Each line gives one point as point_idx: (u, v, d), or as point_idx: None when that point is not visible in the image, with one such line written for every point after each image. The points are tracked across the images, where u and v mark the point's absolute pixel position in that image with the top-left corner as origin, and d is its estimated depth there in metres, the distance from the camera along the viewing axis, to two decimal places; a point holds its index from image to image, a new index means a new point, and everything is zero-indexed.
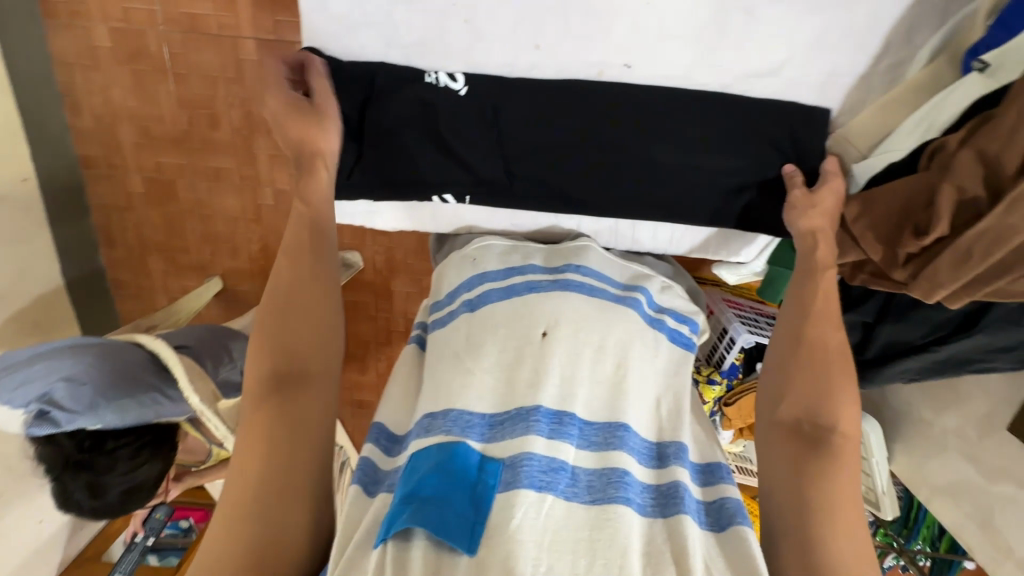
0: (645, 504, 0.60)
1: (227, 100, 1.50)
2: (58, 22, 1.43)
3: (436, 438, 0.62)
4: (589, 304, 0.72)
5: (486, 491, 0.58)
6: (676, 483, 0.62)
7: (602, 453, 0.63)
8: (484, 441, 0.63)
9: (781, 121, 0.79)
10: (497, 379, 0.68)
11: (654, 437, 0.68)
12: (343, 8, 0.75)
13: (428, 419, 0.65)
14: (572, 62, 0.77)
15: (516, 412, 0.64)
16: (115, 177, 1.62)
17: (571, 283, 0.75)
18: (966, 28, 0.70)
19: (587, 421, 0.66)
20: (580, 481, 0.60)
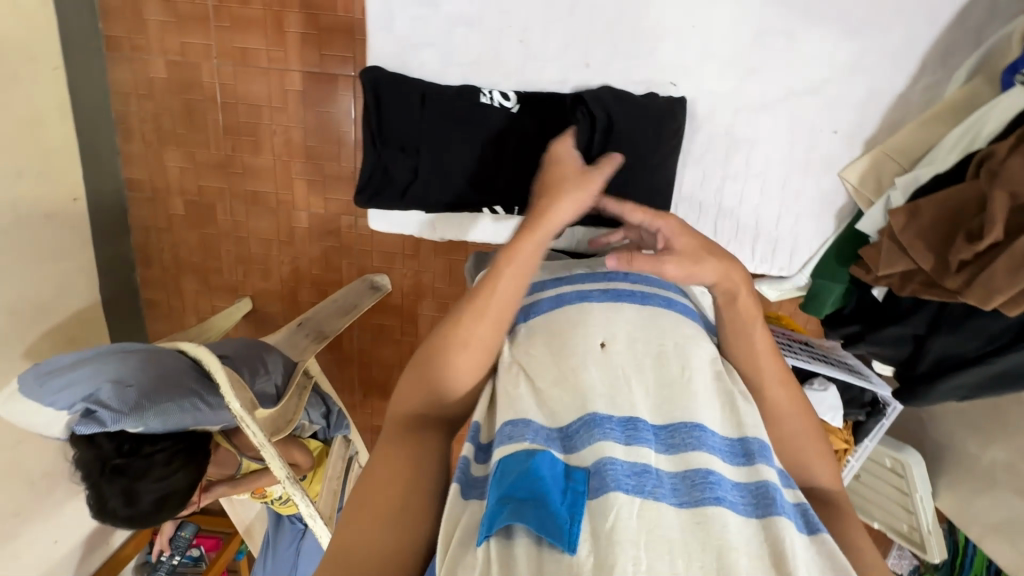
0: (737, 504, 0.49)
1: (271, 128, 1.59)
2: (120, 55, 1.55)
3: (520, 446, 0.52)
4: (639, 308, 0.62)
5: (576, 501, 0.48)
6: (768, 485, 0.50)
7: (681, 455, 0.52)
8: (565, 449, 0.52)
9: (820, 138, 0.82)
10: (564, 388, 0.57)
11: (734, 432, 0.55)
12: (406, 30, 0.79)
13: (507, 429, 0.53)
14: (620, 79, 0.80)
15: (589, 417, 0.53)
16: (158, 200, 1.70)
17: (622, 291, 0.64)
18: (1000, 50, 0.73)
19: (659, 423, 0.55)
20: (669, 482, 0.50)
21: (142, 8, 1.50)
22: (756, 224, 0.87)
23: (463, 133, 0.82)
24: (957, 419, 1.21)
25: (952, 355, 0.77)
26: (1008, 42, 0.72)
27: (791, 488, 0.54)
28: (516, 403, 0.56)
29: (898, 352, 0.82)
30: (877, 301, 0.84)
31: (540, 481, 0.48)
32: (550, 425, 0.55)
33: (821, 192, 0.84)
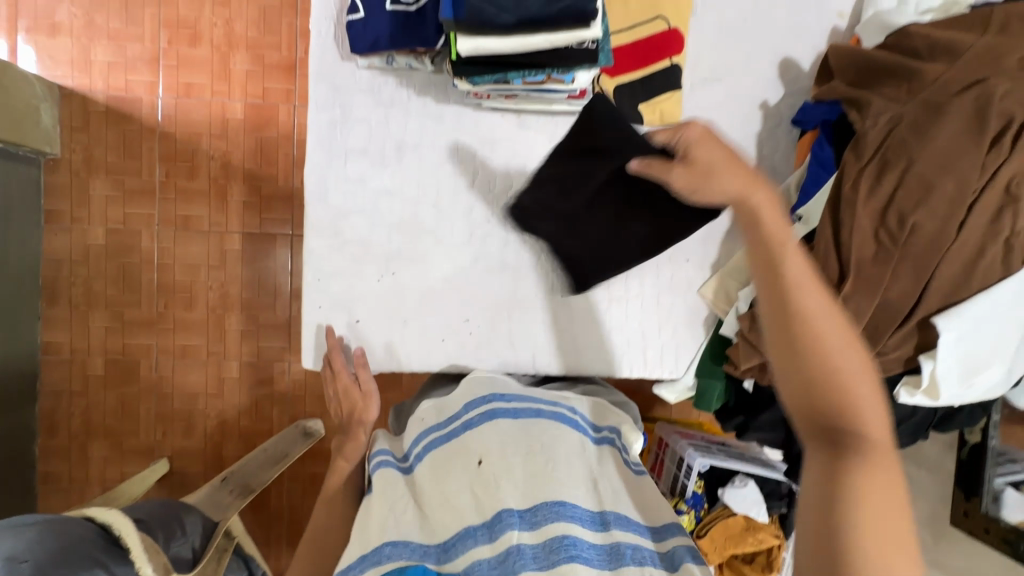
0: (593, 560, 0.66)
1: (206, 284, 1.69)
2: (59, 227, 1.65)
3: (398, 564, 0.68)
4: (513, 424, 0.79)
5: None
6: (619, 543, 0.68)
7: (541, 529, 0.68)
8: (438, 560, 0.69)
9: (679, 265, 1.03)
10: (445, 503, 0.73)
11: (595, 506, 0.72)
12: (336, 200, 0.96)
13: (387, 548, 0.70)
14: (515, 231, 1.00)
15: (464, 529, 0.70)
16: (76, 362, 1.67)
17: (498, 411, 0.81)
18: (785, 197, 1.01)
19: (526, 506, 0.70)
20: (529, 554, 0.66)
21: (89, 185, 1.66)
22: (644, 334, 1.03)
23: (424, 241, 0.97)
24: None
25: None
26: (788, 193, 1.01)
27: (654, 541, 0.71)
28: (404, 525, 0.73)
29: (778, 435, 0.96)
30: (750, 392, 0.99)
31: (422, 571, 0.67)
32: (429, 540, 0.71)
33: (689, 307, 1.04)
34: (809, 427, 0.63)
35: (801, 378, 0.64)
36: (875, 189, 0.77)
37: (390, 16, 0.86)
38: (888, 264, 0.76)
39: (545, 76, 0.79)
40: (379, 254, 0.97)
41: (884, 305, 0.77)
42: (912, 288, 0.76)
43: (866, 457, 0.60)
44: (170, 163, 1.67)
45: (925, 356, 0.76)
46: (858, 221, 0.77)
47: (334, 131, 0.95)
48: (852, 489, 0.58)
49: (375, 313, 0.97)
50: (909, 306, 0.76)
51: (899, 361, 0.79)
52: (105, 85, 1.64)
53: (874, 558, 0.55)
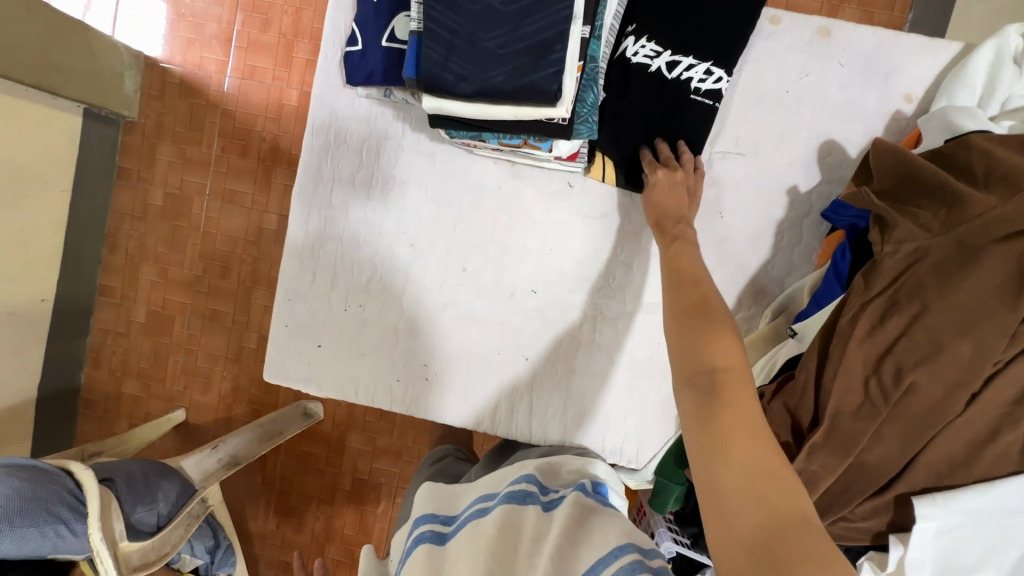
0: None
1: (241, 257, 1.78)
2: (127, 184, 1.80)
3: None
4: (432, 541, 0.63)
5: None
6: None
7: None
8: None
9: (661, 350, 0.95)
10: None
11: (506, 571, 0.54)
12: (317, 225, 0.96)
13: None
14: (488, 282, 0.95)
15: None
16: (124, 307, 1.83)
17: (426, 532, 0.65)
18: (796, 299, 0.89)
19: None
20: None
21: (156, 150, 1.78)
22: (608, 416, 0.96)
23: (409, 274, 0.96)
24: None
25: None
26: (800, 295, 0.88)
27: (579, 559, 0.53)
28: None
29: None
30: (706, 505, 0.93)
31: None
32: None
33: (664, 396, 0.95)
34: (687, 375, 0.60)
35: (680, 354, 0.62)
36: (880, 331, 0.65)
37: (384, 53, 0.83)
38: (871, 423, 0.64)
39: (520, 140, 0.74)
40: (349, 284, 0.96)
41: (858, 467, 0.66)
42: (895, 456, 0.64)
43: (730, 389, 0.56)
44: (227, 139, 1.76)
45: (894, 539, 0.64)
46: (849, 363, 0.66)
47: (325, 155, 0.95)
48: (715, 413, 0.55)
49: (342, 339, 0.97)
50: (887, 476, 0.65)
51: (867, 533, 0.67)
52: (183, 59, 1.74)
53: (739, 487, 0.50)
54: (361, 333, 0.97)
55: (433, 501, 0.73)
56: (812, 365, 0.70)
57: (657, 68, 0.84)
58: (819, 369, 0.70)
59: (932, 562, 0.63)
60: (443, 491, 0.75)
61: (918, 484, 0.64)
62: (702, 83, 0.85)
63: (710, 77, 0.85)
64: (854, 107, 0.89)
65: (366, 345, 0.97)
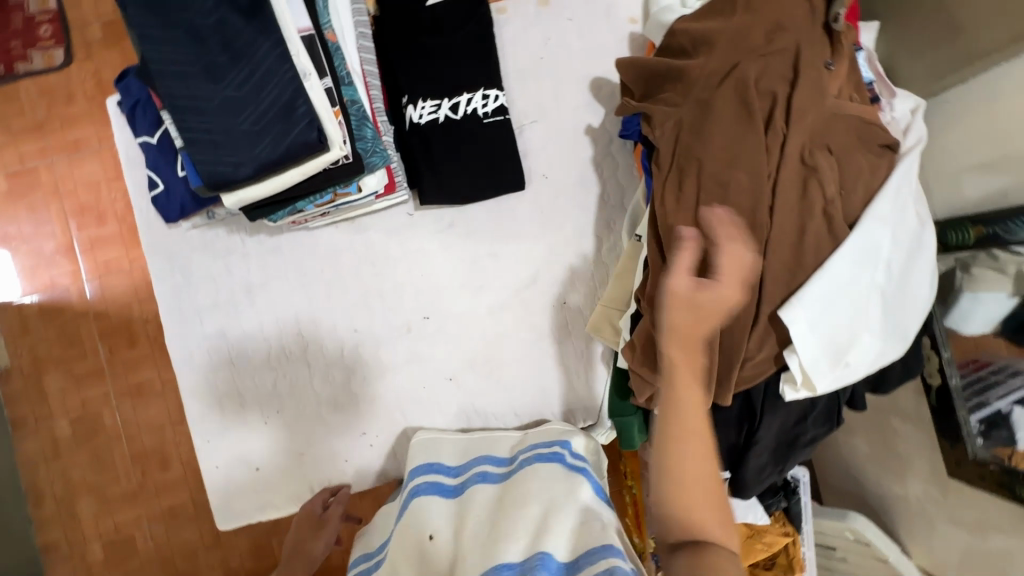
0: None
1: (174, 441, 1.71)
2: (26, 430, 1.69)
3: None
4: (444, 504, 0.87)
5: None
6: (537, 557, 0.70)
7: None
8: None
9: (558, 308, 1.00)
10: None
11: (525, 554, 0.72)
12: (202, 359, 0.96)
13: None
14: (384, 328, 0.99)
15: None
16: (76, 552, 1.69)
17: (439, 485, 0.89)
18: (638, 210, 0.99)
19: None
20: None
21: (43, 383, 1.70)
22: (545, 388, 1.00)
23: (309, 359, 0.98)
24: (872, 465, 1.39)
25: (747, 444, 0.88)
26: (640, 207, 0.98)
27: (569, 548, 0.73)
28: None
29: None
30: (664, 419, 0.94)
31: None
32: None
33: (582, 347, 1.00)
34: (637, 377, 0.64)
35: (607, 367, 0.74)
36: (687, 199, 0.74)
37: (184, 182, 0.88)
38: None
39: (330, 194, 0.80)
40: (256, 400, 0.97)
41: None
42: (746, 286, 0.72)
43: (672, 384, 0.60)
44: (110, 338, 1.71)
45: (786, 352, 0.72)
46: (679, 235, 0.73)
47: (180, 295, 0.97)
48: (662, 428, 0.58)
49: (274, 449, 0.96)
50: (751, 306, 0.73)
51: (769, 361, 0.75)
52: (33, 286, 1.69)
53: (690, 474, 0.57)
54: (291, 434, 0.97)
55: (440, 454, 0.93)
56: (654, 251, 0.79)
57: (443, 117, 0.94)
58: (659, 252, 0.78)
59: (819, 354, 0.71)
60: (434, 442, 0.95)
61: (778, 297, 0.72)
62: (486, 107, 0.95)
63: (489, 100, 0.95)
64: (599, 45, 1.03)
65: (302, 441, 0.97)
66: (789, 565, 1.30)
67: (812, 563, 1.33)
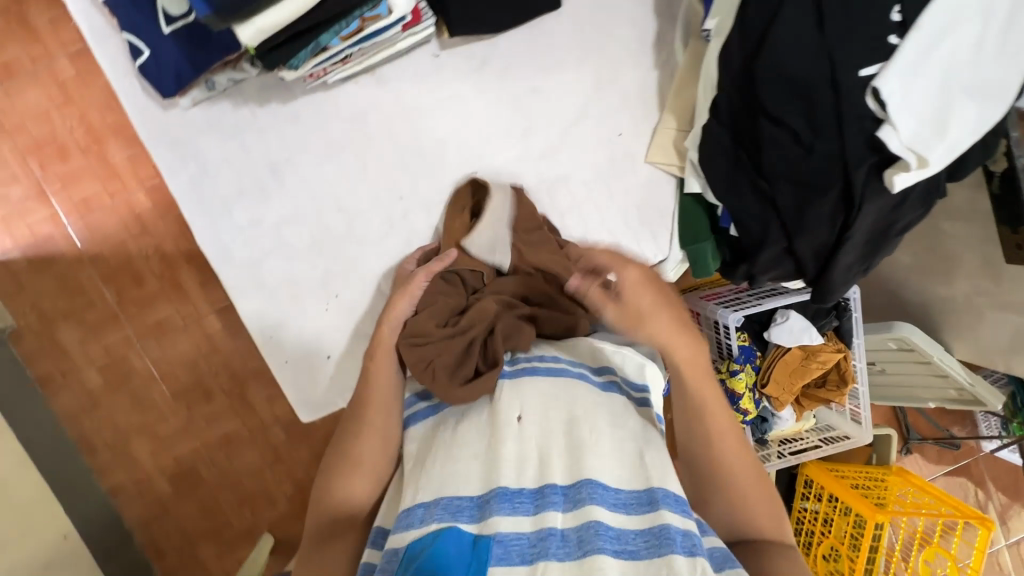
0: (639, 551, 0.54)
1: (212, 372, 1.67)
2: (55, 386, 1.63)
3: (431, 528, 0.56)
4: (548, 383, 0.69)
5: (479, 570, 0.51)
6: (665, 526, 0.54)
7: (582, 509, 0.56)
8: (472, 520, 0.56)
9: (614, 140, 0.93)
10: (482, 459, 0.61)
11: (642, 485, 0.60)
12: (240, 253, 0.89)
13: (419, 511, 0.59)
14: (433, 190, 0.92)
15: (492, 492, 0.58)
16: (143, 491, 1.71)
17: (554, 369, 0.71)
18: (692, 15, 0.91)
19: (569, 482, 0.59)
20: (570, 539, 0.54)
21: (58, 337, 1.61)
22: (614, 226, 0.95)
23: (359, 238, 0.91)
24: (913, 275, 1.37)
25: (822, 247, 0.82)
26: (695, 9, 0.90)
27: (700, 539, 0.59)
28: (432, 481, 0.61)
29: (784, 267, 0.87)
30: (737, 237, 0.90)
31: (439, 560, 0.51)
32: (460, 496, 0.59)
33: (646, 180, 0.95)
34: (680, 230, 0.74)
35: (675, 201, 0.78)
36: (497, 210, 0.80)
37: (174, 43, 0.77)
38: (793, 45, 0.71)
39: (357, 21, 0.72)
40: (311, 285, 0.91)
41: (802, 82, 0.72)
42: (819, 51, 0.70)
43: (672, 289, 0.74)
44: (115, 281, 1.60)
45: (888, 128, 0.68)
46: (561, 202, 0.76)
47: (199, 186, 0.86)
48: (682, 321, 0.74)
49: (343, 331, 0.93)
50: (827, 68, 0.70)
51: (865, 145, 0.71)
52: (13, 238, 1.55)
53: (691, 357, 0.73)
54: (352, 312, 0.93)
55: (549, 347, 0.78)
56: (736, 39, 0.77)
57: None
58: (743, 37, 0.76)
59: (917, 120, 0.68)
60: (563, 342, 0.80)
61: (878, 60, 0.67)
62: None
63: None
64: None
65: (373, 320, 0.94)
66: (842, 378, 1.36)
67: (864, 375, 1.37)
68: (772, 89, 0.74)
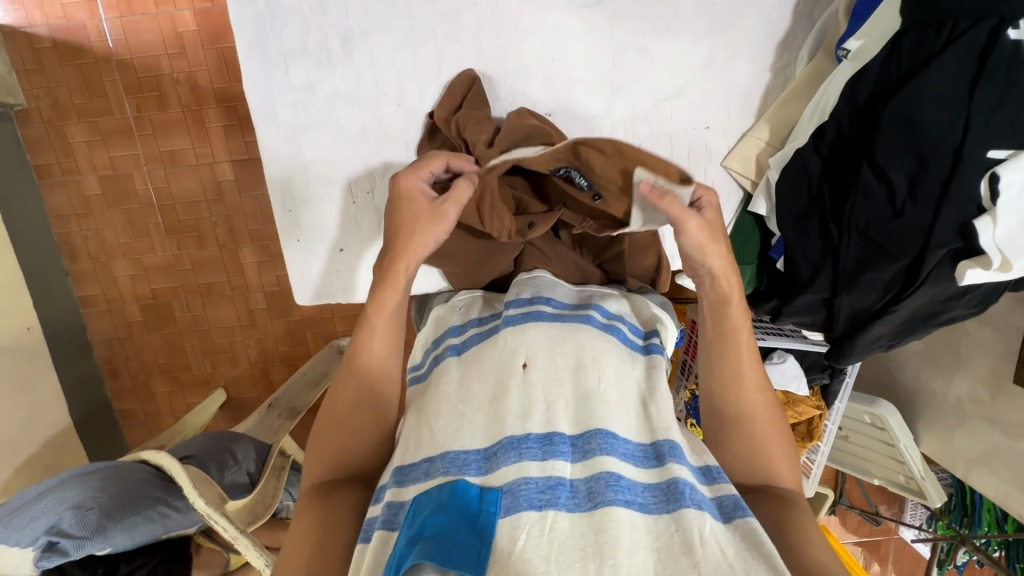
0: (649, 504, 0.62)
1: (210, 220, 1.63)
2: (53, 181, 1.58)
3: (436, 481, 0.65)
4: (550, 327, 0.76)
5: (489, 521, 0.60)
6: (677, 480, 0.62)
7: (592, 460, 0.64)
8: (480, 473, 0.64)
9: (692, 130, 0.90)
10: (486, 412, 0.70)
11: (649, 439, 0.69)
12: (289, 116, 0.87)
13: (425, 464, 0.68)
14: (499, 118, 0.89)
15: (500, 441, 0.66)
16: (113, 310, 1.71)
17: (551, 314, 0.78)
18: (830, 26, 0.83)
19: (577, 433, 0.67)
20: (580, 490, 0.62)
21: (66, 132, 1.55)
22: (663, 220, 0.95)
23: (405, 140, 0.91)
24: (918, 361, 1.36)
25: (861, 310, 0.80)
26: (836, 21, 0.83)
27: (707, 484, 0.67)
28: (433, 440, 0.69)
29: (816, 316, 0.86)
30: (782, 271, 0.87)
31: (452, 516, 0.60)
32: (468, 450, 0.67)
33: (711, 183, 0.93)
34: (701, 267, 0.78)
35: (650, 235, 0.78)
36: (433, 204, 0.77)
37: None
38: (934, 98, 0.66)
39: None
40: (348, 172, 0.92)
41: (925, 140, 0.67)
42: (958, 113, 0.65)
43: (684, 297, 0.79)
44: (138, 95, 1.52)
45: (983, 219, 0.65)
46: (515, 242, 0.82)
47: (264, 29, 0.82)
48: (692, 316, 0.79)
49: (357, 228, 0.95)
50: (957, 135, 0.65)
51: (950, 229, 0.68)
52: (43, 15, 1.45)
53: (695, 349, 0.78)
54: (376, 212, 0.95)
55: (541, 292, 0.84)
56: (876, 68, 0.71)
57: None
58: (883, 69, 0.71)
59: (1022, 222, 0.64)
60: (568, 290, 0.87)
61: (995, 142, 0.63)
62: None
63: None
64: None
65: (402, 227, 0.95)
66: (809, 433, 1.37)
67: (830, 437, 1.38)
68: (890, 138, 0.69)
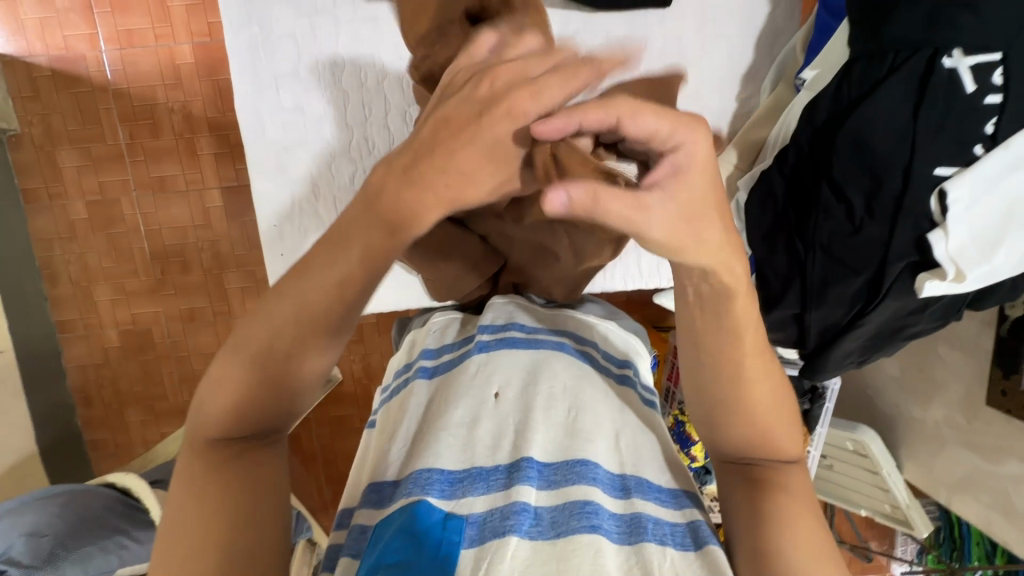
0: (614, 533, 0.60)
1: (197, 246, 1.64)
2: (40, 206, 1.59)
3: (400, 503, 0.61)
4: (526, 356, 0.76)
5: (450, 549, 0.58)
6: (641, 515, 0.62)
7: (562, 489, 0.63)
8: (445, 498, 0.62)
9: None
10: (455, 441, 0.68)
11: (618, 469, 0.67)
12: (278, 134, 0.91)
13: (389, 487, 0.67)
14: None
15: (471, 470, 0.65)
16: (92, 336, 1.68)
17: (521, 341, 0.79)
18: (790, 59, 0.91)
19: (546, 462, 0.66)
20: (544, 519, 0.61)
21: (57, 158, 1.57)
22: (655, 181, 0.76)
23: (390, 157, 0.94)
24: (895, 387, 1.38)
25: (829, 326, 0.82)
26: (794, 54, 0.90)
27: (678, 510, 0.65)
28: (399, 465, 0.68)
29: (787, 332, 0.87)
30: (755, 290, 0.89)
31: (415, 539, 0.57)
32: (432, 470, 0.64)
33: None
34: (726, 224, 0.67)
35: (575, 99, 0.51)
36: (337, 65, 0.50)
37: None
38: (881, 123, 0.71)
39: None
40: (333, 189, 0.94)
41: (879, 160, 0.72)
42: (906, 133, 0.70)
43: None
44: (132, 123, 1.56)
45: (935, 232, 0.69)
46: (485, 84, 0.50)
47: (258, 53, 0.87)
48: None
49: None
50: (907, 154, 0.70)
51: (909, 245, 0.72)
52: (44, 45, 1.49)
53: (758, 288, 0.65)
54: None
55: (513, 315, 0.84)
56: (829, 95, 0.75)
57: None
58: (837, 94, 0.75)
59: (972, 235, 0.68)
60: (540, 312, 0.87)
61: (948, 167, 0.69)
62: None
63: None
64: None
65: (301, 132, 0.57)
66: None
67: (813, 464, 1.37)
68: (846, 159, 0.74)
